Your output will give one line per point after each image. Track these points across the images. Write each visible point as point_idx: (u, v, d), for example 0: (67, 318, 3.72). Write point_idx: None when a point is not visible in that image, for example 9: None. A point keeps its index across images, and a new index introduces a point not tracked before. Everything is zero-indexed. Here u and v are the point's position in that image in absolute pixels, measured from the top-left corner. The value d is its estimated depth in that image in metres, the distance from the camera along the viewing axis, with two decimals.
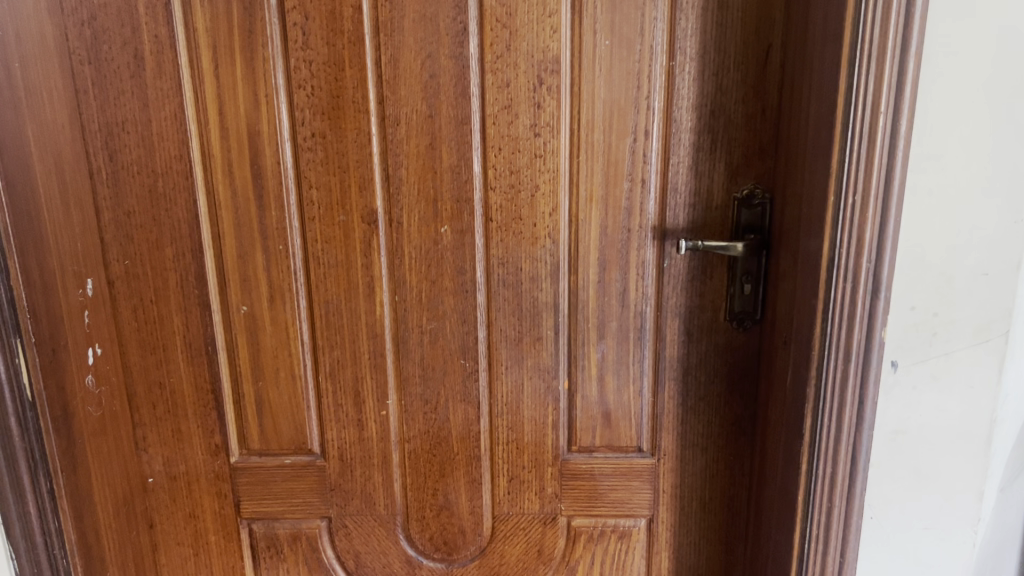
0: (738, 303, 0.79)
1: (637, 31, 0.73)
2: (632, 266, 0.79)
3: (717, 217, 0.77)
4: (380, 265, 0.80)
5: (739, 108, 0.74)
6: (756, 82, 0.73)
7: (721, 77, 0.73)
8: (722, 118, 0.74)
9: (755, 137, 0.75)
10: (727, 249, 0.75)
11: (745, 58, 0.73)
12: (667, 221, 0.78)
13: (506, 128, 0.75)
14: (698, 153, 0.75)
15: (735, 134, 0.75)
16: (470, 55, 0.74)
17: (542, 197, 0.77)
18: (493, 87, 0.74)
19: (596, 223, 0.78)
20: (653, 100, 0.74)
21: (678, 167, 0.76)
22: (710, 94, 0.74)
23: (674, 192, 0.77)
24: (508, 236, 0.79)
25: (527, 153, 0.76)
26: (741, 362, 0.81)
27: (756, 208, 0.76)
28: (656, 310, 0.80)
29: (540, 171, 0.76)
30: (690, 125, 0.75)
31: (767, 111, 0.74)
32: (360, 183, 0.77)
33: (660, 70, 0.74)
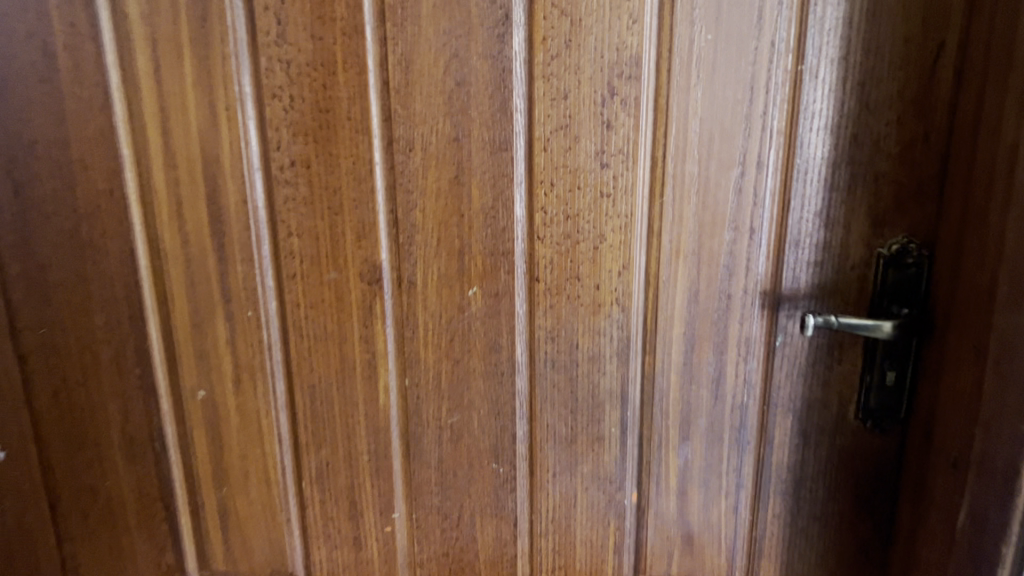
0: (876, 398, 0.57)
1: (752, 22, 0.51)
2: (731, 345, 0.57)
3: (852, 281, 0.56)
4: (385, 339, 0.58)
5: (893, 132, 0.52)
6: (921, 96, 0.51)
7: (871, 89, 0.51)
8: (869, 145, 0.53)
9: (913, 173, 0.53)
10: (875, 330, 0.53)
11: (907, 61, 0.51)
12: (782, 285, 0.56)
13: (561, 157, 0.54)
14: (831, 194, 0.54)
15: (885, 168, 0.53)
16: (513, 53, 0.52)
17: (608, 251, 0.56)
18: (544, 99, 0.53)
19: (682, 286, 0.56)
20: (772, 119, 0.52)
21: (801, 213, 0.54)
22: (852, 112, 0.52)
23: (795, 246, 0.55)
24: (561, 301, 0.57)
25: (589, 191, 0.55)
26: (876, 475, 0.60)
27: (911, 270, 0.54)
28: (761, 403, 0.59)
29: (606, 215, 0.55)
30: (822, 156, 0.53)
31: (933, 137, 0.52)
32: (358, 229, 0.56)
33: (782, 77, 0.52)
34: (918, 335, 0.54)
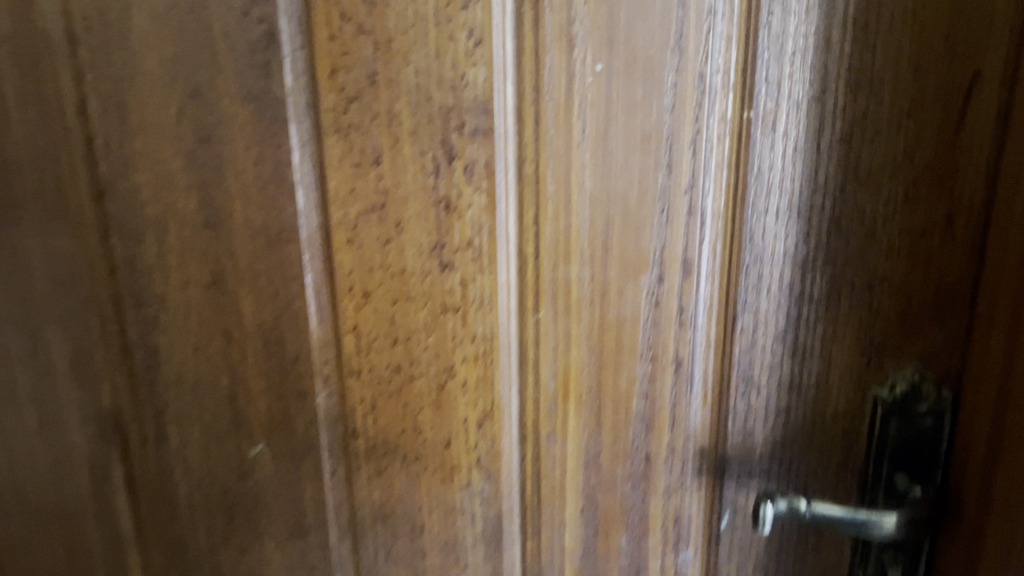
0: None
1: (668, 42, 0.31)
2: (655, 528, 0.38)
3: (833, 434, 0.36)
4: (126, 501, 0.41)
5: (897, 216, 0.33)
6: (941, 159, 0.32)
7: (862, 148, 0.32)
8: (860, 238, 0.33)
9: (928, 276, 0.34)
10: (874, 529, 0.35)
11: (918, 105, 0.31)
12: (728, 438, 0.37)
13: (378, 253, 0.34)
14: (801, 310, 0.34)
15: (885, 269, 0.34)
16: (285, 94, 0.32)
17: (460, 392, 0.36)
18: (343, 165, 0.33)
19: (574, 442, 0.37)
20: (705, 196, 0.33)
21: (756, 336, 0.35)
22: (831, 186, 0.33)
23: (747, 385, 0.36)
24: (394, 464, 0.37)
25: (425, 304, 0.35)
26: None
27: (925, 421, 0.35)
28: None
29: (452, 339, 0.35)
30: (786, 252, 0.34)
31: (958, 222, 0.33)
32: (59, 355, 0.39)
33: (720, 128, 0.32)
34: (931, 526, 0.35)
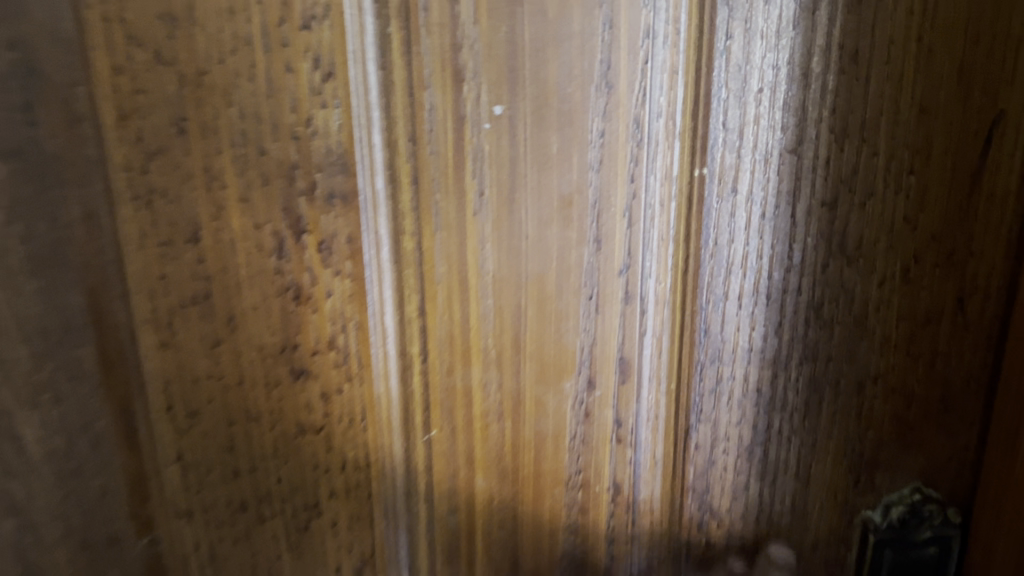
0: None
1: (592, 75, 0.23)
2: None
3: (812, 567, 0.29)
4: None
5: (896, 304, 0.25)
6: (948, 231, 0.25)
7: (847, 216, 0.25)
8: (845, 331, 0.26)
9: (933, 377, 0.26)
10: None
11: (919, 160, 0.24)
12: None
13: (202, 361, 0.21)
14: (771, 420, 0.27)
15: (876, 367, 0.26)
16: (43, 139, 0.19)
17: (328, 543, 0.25)
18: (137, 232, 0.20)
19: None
20: (644, 276, 0.25)
21: (714, 452, 0.28)
22: (809, 266, 0.25)
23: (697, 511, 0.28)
24: None
25: (272, 429, 0.23)
26: None
27: (926, 548, 0.28)
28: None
29: (309, 475, 0.24)
30: (751, 349, 0.26)
31: (974, 308, 0.25)
32: None
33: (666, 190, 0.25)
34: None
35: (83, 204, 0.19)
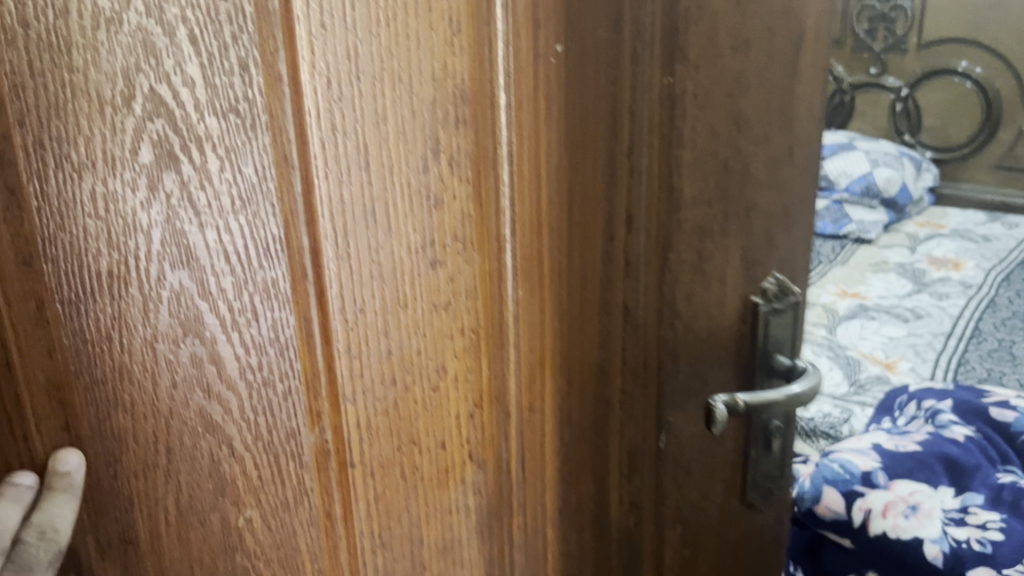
0: (762, 470, 0.47)
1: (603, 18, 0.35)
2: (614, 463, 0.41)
3: (726, 334, 0.43)
4: None
5: (760, 154, 0.41)
6: (783, 106, 0.41)
7: (738, 99, 0.39)
8: (739, 174, 0.40)
9: (781, 197, 0.43)
10: (785, 398, 0.43)
11: (768, 62, 0.39)
12: (664, 369, 0.42)
13: (369, 258, 0.31)
14: (704, 244, 0.40)
15: (755, 198, 0.42)
16: (268, 106, 0.29)
17: (454, 391, 0.35)
18: (332, 164, 0.30)
19: (552, 415, 0.38)
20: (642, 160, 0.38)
21: (675, 272, 0.40)
22: (715, 131, 0.39)
23: (667, 321, 0.41)
24: (394, 485, 0.34)
25: (415, 308, 0.33)
26: (756, 551, 0.50)
27: (786, 313, 0.45)
28: (652, 517, 0.44)
29: (439, 340, 0.34)
30: (692, 196, 0.39)
31: (797, 148, 0.43)
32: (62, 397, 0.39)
33: (650, 93, 0.37)
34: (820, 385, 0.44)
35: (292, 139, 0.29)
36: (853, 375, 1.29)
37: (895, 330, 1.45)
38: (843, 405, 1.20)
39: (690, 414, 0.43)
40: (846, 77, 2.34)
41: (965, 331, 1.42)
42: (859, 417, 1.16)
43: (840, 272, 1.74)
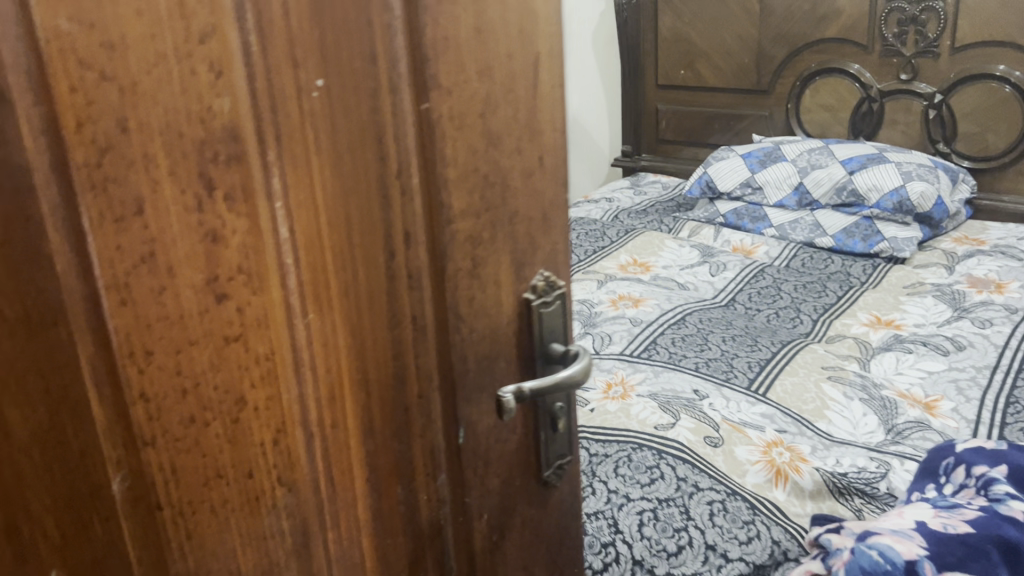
0: (553, 450, 0.51)
1: (355, 50, 0.36)
2: (420, 462, 0.44)
3: (506, 333, 0.47)
4: None
5: (515, 163, 0.44)
6: (530, 117, 0.45)
7: (486, 117, 0.42)
8: (497, 183, 0.44)
9: (539, 203, 0.47)
10: (576, 375, 0.47)
11: (511, 78, 0.43)
12: (456, 372, 0.44)
13: (156, 302, 0.32)
14: (477, 250, 0.44)
15: (515, 205, 0.45)
16: (26, 160, 0.29)
17: (256, 419, 0.36)
18: (108, 214, 0.31)
19: (355, 423, 0.40)
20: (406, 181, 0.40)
21: (454, 282, 0.43)
22: (474, 151, 0.42)
23: (451, 326, 0.43)
24: (205, 515, 0.36)
25: (207, 345, 0.34)
26: (552, 523, 0.54)
27: (555, 306, 0.49)
28: (460, 510, 0.46)
29: (233, 372, 0.35)
30: (460, 209, 0.42)
31: (546, 158, 0.47)
32: None
33: (408, 119, 0.39)
34: (591, 365, 0.49)
35: (59, 194, 0.30)
36: (889, 420, 1.08)
37: (933, 364, 1.21)
38: (880, 458, 0.99)
39: (484, 406, 0.46)
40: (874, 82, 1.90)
41: (1013, 364, 1.18)
42: (898, 473, 0.96)
43: (873, 295, 1.46)
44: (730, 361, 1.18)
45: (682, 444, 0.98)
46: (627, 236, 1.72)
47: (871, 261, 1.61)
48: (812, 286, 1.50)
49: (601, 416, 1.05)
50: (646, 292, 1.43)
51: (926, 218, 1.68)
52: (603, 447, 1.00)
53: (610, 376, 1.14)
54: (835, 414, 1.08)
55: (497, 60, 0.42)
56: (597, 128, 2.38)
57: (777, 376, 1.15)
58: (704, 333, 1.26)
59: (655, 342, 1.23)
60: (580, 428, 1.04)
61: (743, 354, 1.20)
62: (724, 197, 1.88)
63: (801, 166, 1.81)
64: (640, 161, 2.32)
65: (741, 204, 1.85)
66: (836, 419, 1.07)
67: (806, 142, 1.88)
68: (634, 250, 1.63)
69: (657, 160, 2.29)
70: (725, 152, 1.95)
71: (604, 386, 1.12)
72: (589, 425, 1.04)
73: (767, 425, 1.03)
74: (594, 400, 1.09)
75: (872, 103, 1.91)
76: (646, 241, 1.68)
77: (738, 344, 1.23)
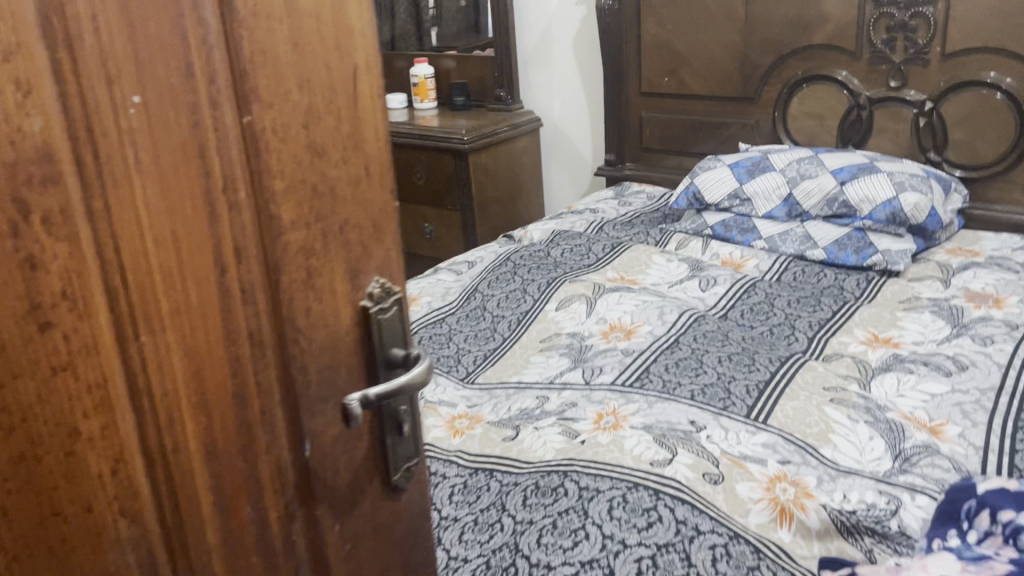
0: (401, 453, 0.48)
1: (176, 62, 0.35)
2: (267, 484, 0.42)
3: (346, 341, 0.44)
4: None
5: (342, 171, 0.42)
6: (357, 122, 0.43)
7: (313, 128, 0.40)
8: (325, 194, 0.42)
9: (366, 212, 0.44)
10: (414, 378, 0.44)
11: (332, 84, 0.41)
12: (296, 383, 0.42)
13: None
14: (311, 262, 0.42)
15: (347, 213, 0.43)
16: None
17: (91, 446, 0.35)
18: None
19: (198, 450, 0.39)
20: (230, 195, 0.38)
21: (288, 298, 0.41)
22: (303, 162, 0.40)
23: (289, 338, 0.41)
24: (42, 552, 0.35)
25: (32, 376, 0.33)
26: (407, 529, 0.51)
27: (392, 312, 0.46)
28: (306, 521, 0.44)
29: (62, 402, 0.34)
30: (290, 220, 0.40)
31: (372, 168, 0.44)
32: None
33: (231, 134, 0.37)
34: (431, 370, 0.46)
35: None
36: (895, 446, 0.87)
37: (935, 386, 0.99)
38: (889, 492, 0.78)
39: (328, 415, 0.44)
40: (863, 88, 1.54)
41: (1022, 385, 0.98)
42: (909, 508, 0.76)
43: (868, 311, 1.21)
44: (727, 386, 0.93)
45: (681, 482, 0.76)
46: (614, 250, 1.39)
47: (863, 277, 1.34)
48: (807, 300, 1.25)
49: (591, 450, 0.82)
50: (651, 288, 1.25)
51: (917, 228, 1.40)
52: (515, 477, 0.81)
53: (600, 409, 0.91)
54: (841, 439, 0.86)
55: (317, 68, 0.40)
56: (580, 137, 2.03)
57: (801, 369, 0.98)
58: (726, 332, 1.07)
59: (676, 343, 1.04)
60: (568, 463, 0.81)
61: (763, 349, 1.02)
62: (713, 208, 1.55)
63: (790, 176, 1.49)
64: (624, 170, 1.89)
65: (729, 215, 1.54)
66: (841, 443, 0.85)
67: (794, 151, 1.55)
68: (620, 268, 1.33)
69: (640, 170, 1.88)
70: (711, 161, 1.62)
71: (593, 416, 0.89)
72: (578, 460, 0.81)
73: (772, 458, 0.81)
74: (584, 432, 0.86)
75: (860, 111, 1.56)
76: (630, 258, 1.36)
77: (735, 366, 0.97)
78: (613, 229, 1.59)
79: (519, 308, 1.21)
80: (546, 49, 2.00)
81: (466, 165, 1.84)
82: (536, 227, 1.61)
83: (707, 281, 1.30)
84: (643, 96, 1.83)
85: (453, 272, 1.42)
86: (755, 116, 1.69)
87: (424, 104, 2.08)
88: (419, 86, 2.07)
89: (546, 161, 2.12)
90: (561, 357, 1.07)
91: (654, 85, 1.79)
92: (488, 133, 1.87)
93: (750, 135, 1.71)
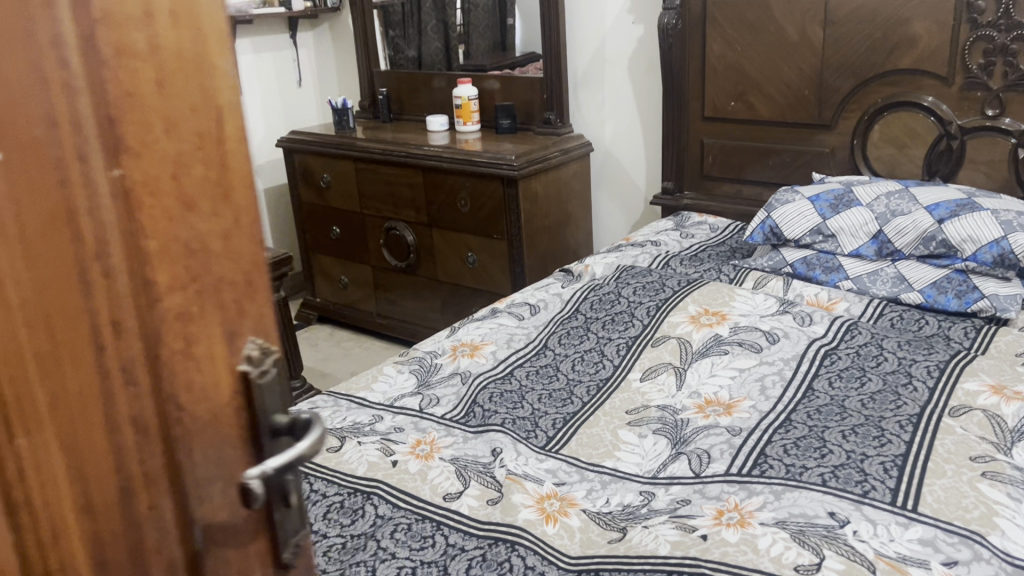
0: (292, 530, 0.43)
1: (41, 118, 0.32)
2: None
3: (228, 415, 0.40)
4: None
5: (214, 220, 0.38)
6: (225, 166, 0.38)
7: (185, 178, 0.36)
8: (199, 249, 0.38)
9: (239, 265, 0.40)
10: (305, 449, 0.41)
11: (197, 126, 0.37)
12: (182, 470, 0.38)
13: None
14: (189, 328, 0.38)
15: (222, 271, 0.39)
16: None
17: None
18: None
19: (88, 563, 0.36)
20: (103, 260, 0.34)
21: (168, 370, 0.37)
22: (176, 218, 0.36)
23: (172, 420, 0.37)
24: None
25: None
26: None
27: (271, 374, 0.41)
28: None
29: None
30: (167, 284, 0.36)
31: (245, 220, 0.40)
32: None
33: (100, 191, 0.34)
34: (325, 435, 0.42)
35: None
36: None
37: None
38: None
39: (220, 501, 0.40)
40: (953, 117, 1.43)
41: None
42: None
43: (989, 361, 1.05)
44: (860, 465, 0.81)
45: None
46: (690, 284, 1.28)
47: (970, 322, 1.20)
48: (918, 342, 1.10)
49: (716, 549, 0.71)
50: (737, 327, 1.13)
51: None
52: None
53: (720, 505, 0.78)
54: (1009, 523, 0.72)
55: (179, 110, 0.36)
56: (632, 163, 1.91)
57: (940, 436, 0.85)
58: (842, 403, 0.94)
59: (788, 420, 0.92)
60: (692, 563, 0.69)
61: (889, 414, 0.90)
62: (791, 244, 1.41)
63: (879, 212, 1.35)
64: (683, 200, 1.78)
65: (810, 252, 1.40)
66: (1010, 529, 0.72)
67: (879, 183, 1.42)
68: (700, 299, 1.20)
69: (699, 200, 1.76)
70: (787, 193, 1.47)
71: (712, 512, 0.77)
72: (703, 560, 0.70)
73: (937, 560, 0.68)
74: (703, 527, 0.74)
75: (950, 141, 1.44)
76: (709, 290, 1.24)
77: (862, 440, 0.86)
78: (680, 264, 1.47)
79: (598, 374, 1.11)
80: (598, 70, 1.88)
81: (516, 192, 1.75)
82: (597, 261, 1.50)
83: (802, 318, 1.17)
84: (706, 121, 1.72)
85: (515, 315, 1.31)
86: (832, 145, 1.58)
87: (467, 126, 1.98)
88: (462, 108, 1.97)
89: (596, 190, 1.99)
90: (657, 437, 0.95)
91: (721, 111, 1.69)
92: (539, 159, 1.78)
93: (825, 164, 1.59)
